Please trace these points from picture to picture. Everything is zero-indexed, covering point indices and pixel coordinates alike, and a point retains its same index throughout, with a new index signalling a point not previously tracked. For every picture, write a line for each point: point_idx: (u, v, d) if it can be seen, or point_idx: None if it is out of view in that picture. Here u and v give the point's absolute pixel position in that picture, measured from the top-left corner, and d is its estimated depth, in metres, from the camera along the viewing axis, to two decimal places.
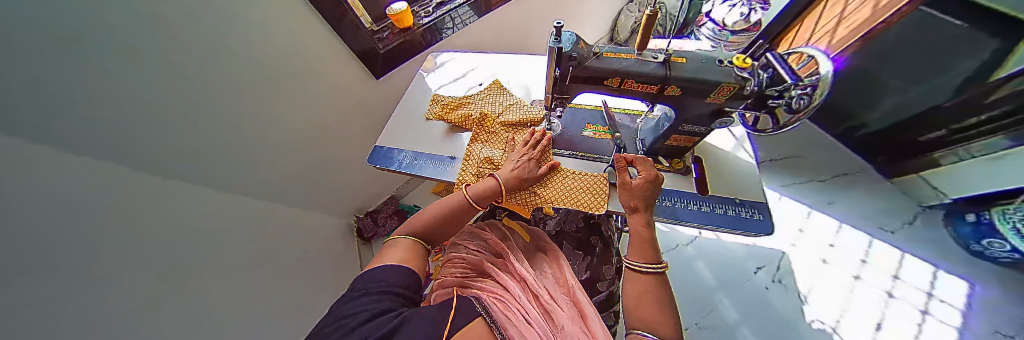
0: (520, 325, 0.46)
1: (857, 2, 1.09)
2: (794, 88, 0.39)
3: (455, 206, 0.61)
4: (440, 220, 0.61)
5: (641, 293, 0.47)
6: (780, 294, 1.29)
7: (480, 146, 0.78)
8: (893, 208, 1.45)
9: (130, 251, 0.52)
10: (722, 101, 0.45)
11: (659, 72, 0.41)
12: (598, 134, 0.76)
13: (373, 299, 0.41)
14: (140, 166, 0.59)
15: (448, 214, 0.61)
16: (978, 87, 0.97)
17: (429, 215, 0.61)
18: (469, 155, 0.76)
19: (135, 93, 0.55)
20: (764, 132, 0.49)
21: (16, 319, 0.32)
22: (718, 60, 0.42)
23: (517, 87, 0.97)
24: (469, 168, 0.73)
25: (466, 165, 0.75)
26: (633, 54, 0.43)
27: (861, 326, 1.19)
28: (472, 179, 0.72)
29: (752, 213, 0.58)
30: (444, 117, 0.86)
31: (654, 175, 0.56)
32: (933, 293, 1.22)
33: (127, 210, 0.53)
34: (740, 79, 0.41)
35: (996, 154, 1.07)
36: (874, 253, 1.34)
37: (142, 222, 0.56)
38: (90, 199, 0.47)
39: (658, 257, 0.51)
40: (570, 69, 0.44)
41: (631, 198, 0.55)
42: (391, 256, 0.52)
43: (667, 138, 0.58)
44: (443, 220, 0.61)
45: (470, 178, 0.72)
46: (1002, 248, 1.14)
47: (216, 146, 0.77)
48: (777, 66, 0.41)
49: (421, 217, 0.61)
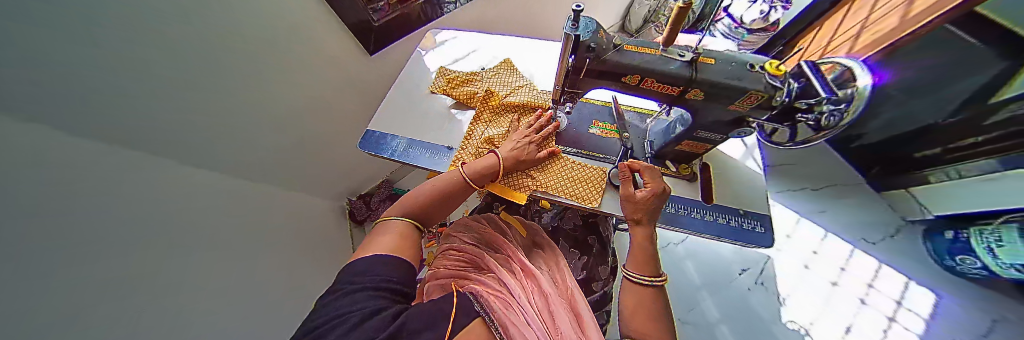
0: (519, 324, 0.44)
1: (884, 10, 0.99)
2: (826, 103, 0.35)
3: (450, 185, 0.58)
4: (436, 200, 0.58)
5: (634, 304, 0.47)
6: (761, 296, 1.34)
7: (483, 127, 0.75)
8: (878, 220, 1.48)
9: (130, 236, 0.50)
10: (745, 110, 0.42)
11: (685, 73, 0.37)
12: (604, 132, 0.72)
13: (370, 295, 0.38)
14: (138, 145, 0.56)
15: (443, 192, 0.58)
16: (979, 109, 0.98)
17: (424, 194, 0.57)
18: (470, 136, 0.73)
19: (130, 70, 0.51)
20: (781, 145, 0.47)
21: (18, 314, 0.30)
22: (750, 65, 0.39)
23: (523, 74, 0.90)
24: (469, 148, 0.71)
25: (465, 146, 0.72)
26: (656, 49, 0.39)
27: (832, 329, 1.25)
28: (471, 159, 0.69)
29: (756, 225, 0.57)
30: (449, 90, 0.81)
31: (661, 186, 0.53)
32: (903, 302, 1.28)
33: (122, 189, 0.50)
34: (772, 88, 0.37)
35: (990, 175, 1.08)
36: (853, 262, 1.39)
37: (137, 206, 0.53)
38: (86, 181, 0.44)
39: (659, 270, 0.50)
40: (587, 62, 0.39)
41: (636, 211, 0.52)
42: (385, 241, 0.49)
43: (678, 143, 0.55)
44: (438, 200, 0.58)
45: (468, 158, 0.69)
46: (972, 265, 1.18)
47: (218, 125, 0.74)
48: (812, 76, 0.37)
49: (415, 196, 0.58)
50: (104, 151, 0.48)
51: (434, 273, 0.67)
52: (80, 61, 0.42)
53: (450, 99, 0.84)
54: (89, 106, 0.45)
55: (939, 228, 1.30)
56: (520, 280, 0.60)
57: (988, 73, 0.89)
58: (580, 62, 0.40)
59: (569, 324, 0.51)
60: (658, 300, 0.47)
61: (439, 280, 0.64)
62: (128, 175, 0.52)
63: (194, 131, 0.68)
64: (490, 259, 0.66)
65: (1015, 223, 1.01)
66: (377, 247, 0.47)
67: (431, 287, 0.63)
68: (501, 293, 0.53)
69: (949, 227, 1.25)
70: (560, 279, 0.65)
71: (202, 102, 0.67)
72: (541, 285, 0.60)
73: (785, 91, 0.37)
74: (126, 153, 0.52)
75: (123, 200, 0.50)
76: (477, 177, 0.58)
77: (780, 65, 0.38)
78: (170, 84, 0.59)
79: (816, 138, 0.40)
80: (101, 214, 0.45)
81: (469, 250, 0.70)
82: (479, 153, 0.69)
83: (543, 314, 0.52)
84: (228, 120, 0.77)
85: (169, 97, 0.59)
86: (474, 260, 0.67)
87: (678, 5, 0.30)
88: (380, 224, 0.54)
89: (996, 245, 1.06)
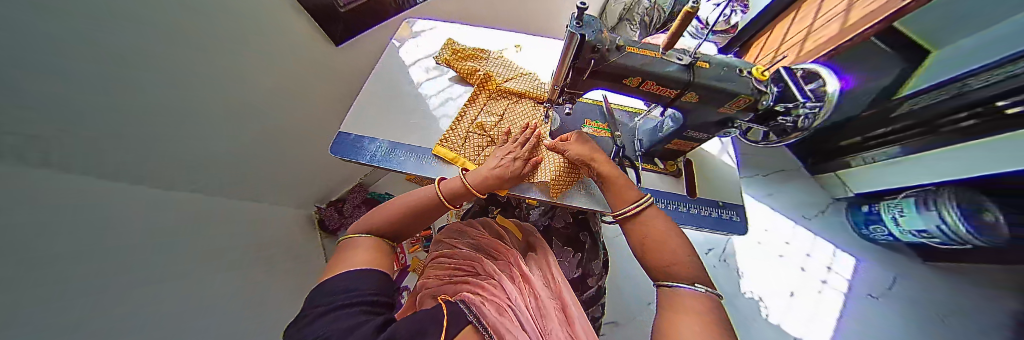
0: (512, 329, 0.43)
1: (824, 19, 1.12)
2: (803, 107, 0.40)
3: (423, 202, 0.55)
4: (410, 213, 0.54)
5: (646, 239, 0.46)
6: (724, 271, 1.50)
7: (477, 108, 0.75)
8: (813, 199, 1.72)
9: (72, 262, 0.40)
10: (732, 113, 0.44)
11: (684, 77, 0.38)
12: (596, 131, 0.71)
13: (351, 312, 0.34)
14: (60, 150, 0.44)
15: (418, 208, 0.55)
16: (886, 104, 1.22)
17: (401, 204, 0.55)
18: (460, 117, 0.73)
19: (77, 51, 0.40)
20: (755, 142, 0.53)
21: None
22: (738, 70, 0.41)
23: (519, 62, 0.89)
24: (459, 130, 0.71)
25: (456, 127, 0.72)
26: (658, 52, 0.39)
27: (780, 294, 1.45)
28: (460, 141, 0.70)
29: (730, 214, 0.62)
30: (453, 62, 0.82)
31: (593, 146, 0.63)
32: (832, 266, 1.52)
33: (43, 200, 0.39)
34: (758, 92, 0.40)
35: (891, 160, 1.32)
36: (795, 236, 1.60)
37: (65, 219, 0.42)
38: (20, 196, 0.35)
39: (638, 194, 0.53)
40: (592, 63, 0.39)
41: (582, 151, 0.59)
42: (354, 257, 0.44)
43: (668, 142, 0.57)
44: (411, 212, 0.54)
45: (457, 139, 0.70)
46: (881, 233, 1.43)
47: (177, 126, 0.65)
48: (790, 82, 0.41)
49: (379, 214, 0.53)
50: (30, 165, 0.39)
51: (424, 283, 0.65)
52: (25, 43, 0.33)
53: (430, 94, 0.79)
54: (34, 102, 0.38)
55: (857, 204, 1.52)
56: (517, 283, 0.60)
57: (892, 73, 1.15)
58: (585, 62, 0.39)
59: (556, 324, 0.51)
60: (658, 212, 0.50)
61: (430, 289, 0.61)
62: (48, 186, 0.41)
63: (132, 130, 0.56)
64: (486, 264, 0.64)
65: (910, 197, 1.22)
66: (346, 265, 0.43)
67: (421, 297, 0.60)
68: (498, 297, 0.52)
69: (865, 202, 1.48)
70: (553, 281, 0.65)
71: (163, 100, 0.59)
72: (531, 286, 0.60)
73: (772, 95, 0.40)
74: (57, 169, 0.44)
75: (67, 216, 0.42)
76: (451, 196, 0.56)
77: (764, 70, 0.41)
78: (135, 79, 0.51)
79: (785, 138, 0.45)
80: (38, 242, 0.36)
81: (462, 255, 0.69)
82: (471, 131, 0.71)
83: (536, 316, 0.52)
84: (199, 116, 0.69)
85: (134, 100, 0.53)
86: (468, 266, 0.65)
87: (685, 13, 0.30)
88: (345, 241, 0.49)
89: (898, 216, 1.28)
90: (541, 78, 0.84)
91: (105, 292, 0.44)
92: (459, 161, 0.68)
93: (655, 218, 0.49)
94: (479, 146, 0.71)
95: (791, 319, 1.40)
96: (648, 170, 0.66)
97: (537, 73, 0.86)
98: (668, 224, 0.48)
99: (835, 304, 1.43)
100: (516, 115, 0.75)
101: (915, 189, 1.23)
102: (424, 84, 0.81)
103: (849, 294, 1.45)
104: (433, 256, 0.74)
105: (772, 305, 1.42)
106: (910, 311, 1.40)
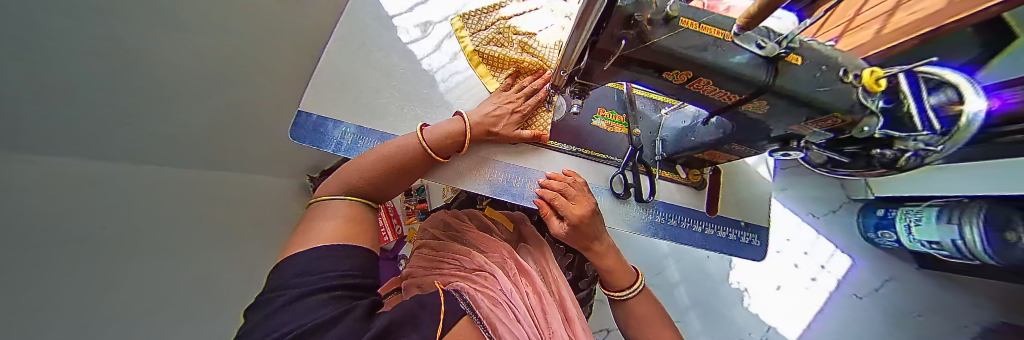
0: (511, 328, 0.36)
1: None
2: (912, 138, 0.33)
3: (406, 149, 0.45)
4: (394, 170, 0.44)
5: (649, 309, 0.47)
6: (717, 261, 1.49)
7: (514, 5, 0.70)
8: (826, 197, 1.62)
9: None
10: (809, 130, 0.33)
11: (758, 78, 0.26)
12: (610, 125, 0.59)
13: (328, 299, 0.26)
14: None
15: (398, 157, 0.44)
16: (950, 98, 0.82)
17: (374, 156, 0.44)
18: (494, 8, 0.69)
19: None
20: (864, 170, 0.45)
21: None
22: (842, 72, 0.26)
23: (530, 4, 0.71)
24: (484, 17, 0.68)
25: (483, 17, 0.69)
26: (727, 33, 0.25)
27: (769, 288, 1.45)
28: (476, 22, 0.68)
29: (751, 238, 0.55)
30: None
31: (598, 219, 0.46)
32: (826, 265, 1.49)
33: None
34: (865, 111, 0.27)
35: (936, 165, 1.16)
36: (799, 232, 1.55)
37: None
38: None
39: (634, 276, 0.48)
40: (623, 46, 0.25)
41: (580, 240, 0.45)
42: (327, 229, 0.34)
43: (699, 151, 0.47)
44: (395, 168, 0.44)
45: (474, 21, 0.68)
46: (889, 238, 1.36)
47: None
48: (930, 108, 0.32)
49: (362, 161, 0.44)
50: None
51: (409, 272, 0.61)
52: None
53: (424, 54, 0.65)
54: None
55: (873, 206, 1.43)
56: (515, 278, 0.53)
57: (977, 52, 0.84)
58: (612, 41, 0.25)
59: (558, 324, 0.45)
60: (649, 294, 0.49)
61: (416, 278, 0.56)
62: None
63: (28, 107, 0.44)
64: (477, 256, 0.57)
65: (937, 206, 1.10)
66: (317, 238, 0.33)
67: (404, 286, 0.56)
68: (491, 290, 0.45)
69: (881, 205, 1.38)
70: (551, 276, 0.59)
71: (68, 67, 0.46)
72: (531, 284, 0.53)
73: (880, 121, 0.28)
74: None
75: None
76: (438, 145, 0.46)
77: (882, 77, 0.27)
78: None
79: (909, 162, 0.38)
80: None
81: (445, 248, 0.63)
82: (491, 72, 0.65)
83: (536, 313, 0.46)
84: None
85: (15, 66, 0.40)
86: (455, 258, 0.59)
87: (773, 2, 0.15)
88: (318, 205, 0.39)
89: (916, 224, 1.19)
90: (561, 22, 0.70)
91: (32, 310, 0.38)
92: (463, 31, 0.67)
93: (649, 295, 0.49)
94: (492, 37, 0.66)
95: (770, 309, 1.42)
96: (666, 178, 0.56)
97: (555, 19, 0.70)
98: (655, 311, 0.47)
99: (819, 300, 1.44)
100: (536, 57, 0.63)
101: (946, 199, 1.12)
102: (417, 42, 0.66)
103: (836, 292, 1.45)
104: (415, 244, 0.70)
105: (757, 297, 1.44)
106: (891, 315, 1.39)
